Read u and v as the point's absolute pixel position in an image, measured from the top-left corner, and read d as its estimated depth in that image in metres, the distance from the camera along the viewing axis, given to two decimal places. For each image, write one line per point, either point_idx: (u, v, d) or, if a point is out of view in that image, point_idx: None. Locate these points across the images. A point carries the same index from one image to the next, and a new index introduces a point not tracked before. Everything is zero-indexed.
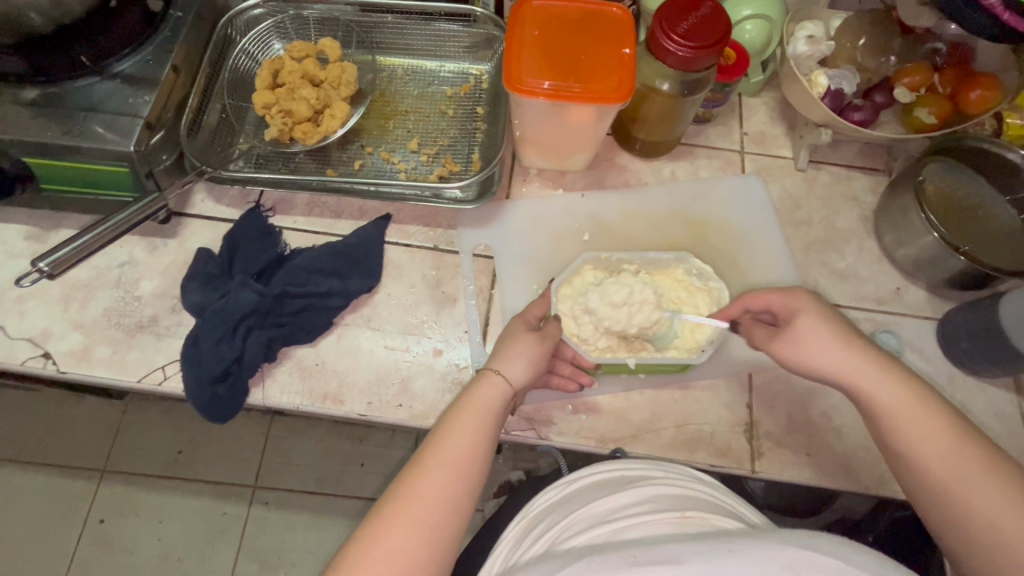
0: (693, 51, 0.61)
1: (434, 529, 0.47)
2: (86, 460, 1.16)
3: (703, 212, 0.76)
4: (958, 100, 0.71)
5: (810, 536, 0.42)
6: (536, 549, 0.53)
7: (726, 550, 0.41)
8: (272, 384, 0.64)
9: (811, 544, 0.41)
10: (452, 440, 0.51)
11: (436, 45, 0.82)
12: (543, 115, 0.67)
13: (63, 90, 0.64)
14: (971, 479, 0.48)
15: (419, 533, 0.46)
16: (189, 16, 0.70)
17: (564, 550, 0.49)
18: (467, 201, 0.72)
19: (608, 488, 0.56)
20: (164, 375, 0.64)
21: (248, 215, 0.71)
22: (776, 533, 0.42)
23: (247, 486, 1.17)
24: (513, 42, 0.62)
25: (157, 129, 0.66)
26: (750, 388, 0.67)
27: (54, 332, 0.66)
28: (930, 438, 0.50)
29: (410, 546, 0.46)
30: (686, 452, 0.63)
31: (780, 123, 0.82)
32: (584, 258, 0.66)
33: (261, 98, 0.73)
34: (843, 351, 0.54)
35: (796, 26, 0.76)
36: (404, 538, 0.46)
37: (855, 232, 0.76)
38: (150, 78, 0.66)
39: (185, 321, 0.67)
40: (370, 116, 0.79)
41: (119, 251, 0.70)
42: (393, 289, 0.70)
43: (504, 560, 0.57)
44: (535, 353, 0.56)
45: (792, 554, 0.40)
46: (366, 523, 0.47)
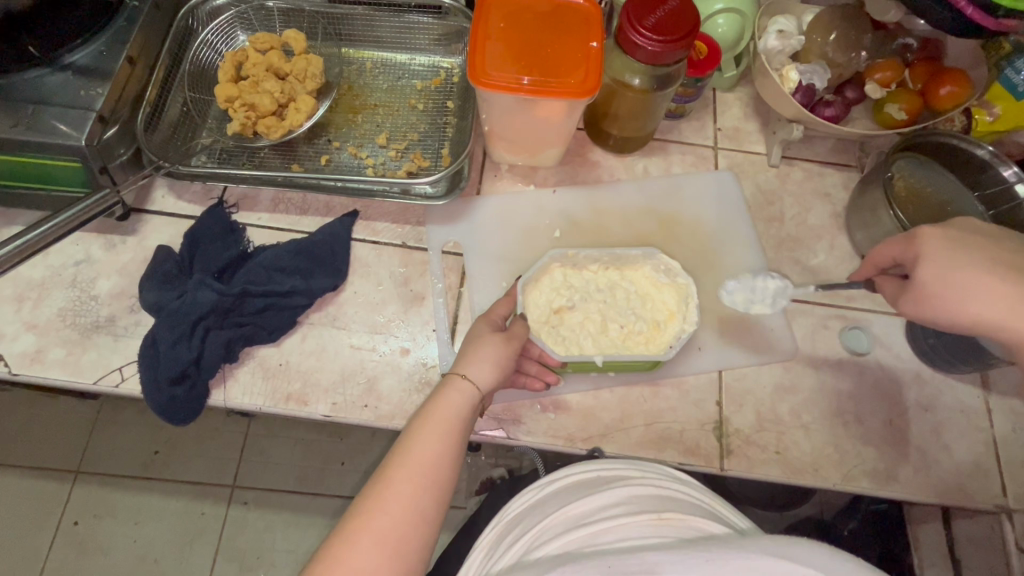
0: (660, 45, 0.59)
1: (402, 546, 0.45)
2: (59, 462, 1.14)
3: (675, 208, 0.75)
4: (928, 97, 0.71)
5: (785, 542, 0.41)
6: (513, 556, 0.51)
7: (708, 558, 0.40)
8: (233, 385, 0.63)
9: (790, 553, 0.40)
10: (419, 451, 0.49)
11: (407, 37, 0.81)
12: (511, 111, 0.66)
13: (11, 81, 0.62)
14: None
15: (385, 550, 0.45)
16: (146, 5, 0.68)
17: (543, 554, 0.48)
18: (437, 197, 0.71)
19: (583, 490, 0.54)
20: (122, 377, 0.63)
21: (209, 212, 0.69)
22: (756, 541, 0.41)
23: (223, 486, 1.15)
24: (478, 34, 0.60)
25: (112, 123, 0.64)
26: (720, 385, 0.67)
27: (7, 333, 0.64)
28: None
29: (376, 566, 0.44)
30: (655, 450, 0.63)
31: (754, 118, 0.81)
32: (551, 255, 0.65)
33: (224, 90, 0.71)
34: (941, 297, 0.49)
35: (769, 20, 0.75)
36: (371, 555, 0.44)
37: (827, 228, 0.76)
38: (103, 70, 0.64)
39: (144, 321, 0.65)
40: (338, 110, 0.77)
41: (76, 248, 0.68)
42: (360, 287, 0.68)
43: (480, 565, 0.55)
44: (500, 354, 0.55)
45: (773, 563, 0.39)
46: (332, 540, 0.45)
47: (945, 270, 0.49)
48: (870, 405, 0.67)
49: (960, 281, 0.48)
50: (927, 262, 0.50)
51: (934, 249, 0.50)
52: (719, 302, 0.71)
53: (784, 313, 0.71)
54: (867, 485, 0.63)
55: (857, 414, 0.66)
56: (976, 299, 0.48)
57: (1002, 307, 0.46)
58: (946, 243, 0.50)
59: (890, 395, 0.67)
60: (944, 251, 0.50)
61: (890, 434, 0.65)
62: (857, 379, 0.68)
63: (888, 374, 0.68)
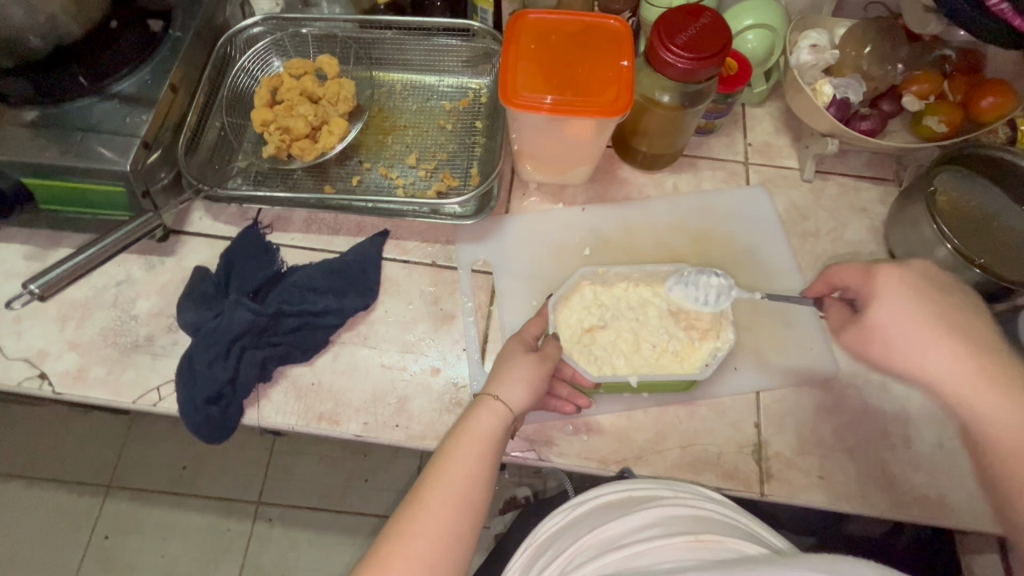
0: (693, 62, 0.59)
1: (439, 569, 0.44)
2: (90, 475, 1.16)
3: (707, 225, 0.74)
4: (969, 108, 0.69)
5: (833, 558, 0.39)
6: None
7: None
8: (267, 404, 0.63)
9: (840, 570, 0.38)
10: (453, 471, 0.48)
11: (436, 59, 0.82)
12: (541, 130, 0.66)
13: (63, 111, 0.64)
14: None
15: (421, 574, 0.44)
16: (189, 36, 0.70)
17: None
18: (467, 217, 0.71)
19: (616, 510, 0.53)
20: (159, 396, 0.64)
21: (245, 233, 0.71)
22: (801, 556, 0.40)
23: (249, 502, 1.15)
24: (510, 56, 0.61)
25: (155, 148, 0.66)
26: (758, 408, 0.65)
27: (51, 352, 0.65)
28: (933, 362, 0.47)
29: None
30: (692, 473, 0.61)
31: (785, 133, 0.80)
32: (581, 273, 0.64)
33: (260, 115, 0.72)
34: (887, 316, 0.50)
35: (800, 35, 0.74)
36: None
37: (865, 244, 0.74)
38: (147, 98, 0.66)
39: (181, 341, 0.66)
40: (369, 132, 0.78)
41: (117, 269, 0.70)
42: (390, 306, 0.69)
43: None
44: (532, 375, 0.53)
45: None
46: (366, 563, 0.44)
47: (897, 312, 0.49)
48: (918, 427, 0.64)
49: (915, 331, 0.48)
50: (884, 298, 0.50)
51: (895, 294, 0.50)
52: (755, 321, 0.69)
53: (823, 331, 0.68)
54: (917, 513, 0.60)
55: (904, 438, 0.64)
56: (924, 354, 0.48)
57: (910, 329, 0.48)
58: (906, 288, 0.50)
59: (939, 417, 0.64)
60: (906, 309, 0.49)
61: (940, 459, 0.63)
62: (903, 401, 0.65)
63: (935, 396, 0.65)
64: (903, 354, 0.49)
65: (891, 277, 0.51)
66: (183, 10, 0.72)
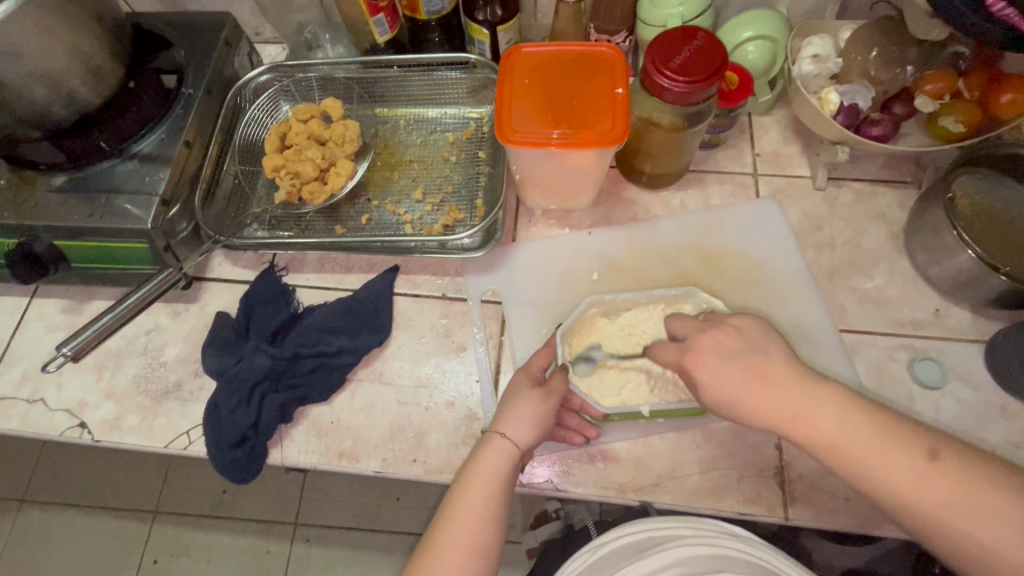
0: (690, 85, 0.58)
1: None
2: (138, 503, 1.22)
3: (717, 241, 0.73)
4: (987, 105, 0.67)
5: None
6: None
7: None
8: (290, 444, 0.65)
9: None
10: (465, 518, 0.51)
11: (438, 93, 0.83)
12: (542, 162, 0.66)
13: (88, 174, 0.68)
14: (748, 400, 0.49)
15: None
16: (199, 92, 0.74)
17: None
18: (474, 249, 0.72)
19: (634, 554, 0.62)
20: (189, 440, 0.66)
21: (263, 276, 0.74)
22: None
23: (288, 524, 1.20)
24: (504, 92, 0.63)
25: (174, 203, 0.69)
26: (779, 428, 0.63)
27: (89, 402, 0.69)
28: (714, 379, 0.51)
29: None
30: (712, 500, 0.60)
31: (794, 141, 0.78)
32: (586, 302, 0.65)
33: (271, 161, 0.75)
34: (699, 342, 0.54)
35: (803, 41, 0.73)
36: None
37: (885, 251, 0.71)
38: (165, 155, 0.69)
39: (208, 386, 0.69)
40: (376, 169, 0.80)
41: (146, 318, 0.73)
42: (404, 341, 0.70)
43: None
44: (538, 413, 0.55)
45: None
46: None
47: (727, 374, 0.50)
48: None
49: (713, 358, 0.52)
50: (703, 344, 0.53)
51: (713, 357, 0.52)
52: None
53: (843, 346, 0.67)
54: None
55: None
56: (754, 397, 0.49)
57: (700, 369, 0.52)
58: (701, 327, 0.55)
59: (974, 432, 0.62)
60: (709, 342, 0.53)
61: None
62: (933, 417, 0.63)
63: (967, 409, 0.63)
64: (711, 379, 0.51)
65: (711, 337, 0.53)
66: (194, 67, 0.75)
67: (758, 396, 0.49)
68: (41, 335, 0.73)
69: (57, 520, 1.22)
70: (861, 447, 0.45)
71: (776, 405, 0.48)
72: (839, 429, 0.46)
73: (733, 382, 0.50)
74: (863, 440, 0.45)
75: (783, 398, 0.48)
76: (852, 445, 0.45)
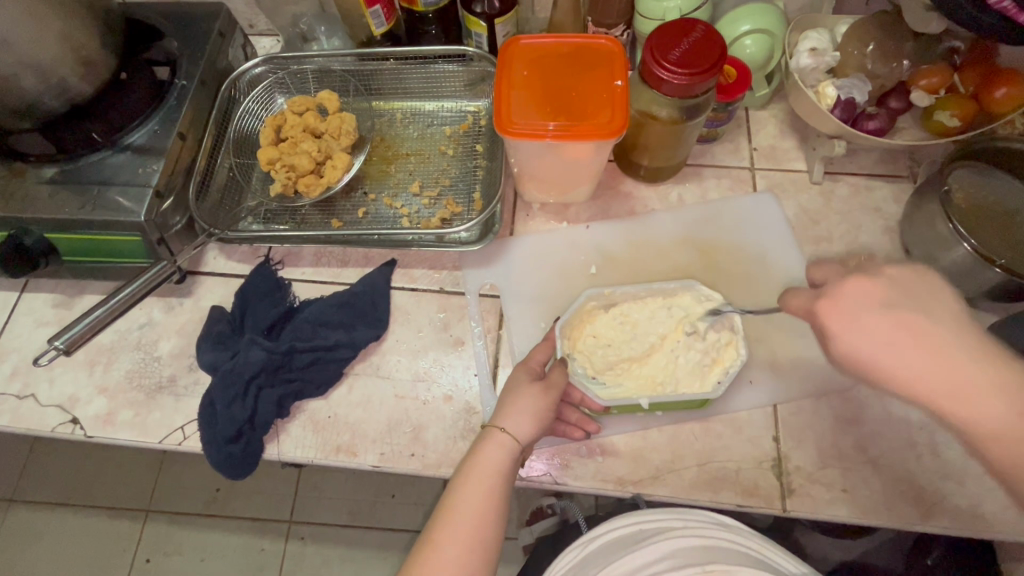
0: (688, 78, 0.58)
1: None
2: (130, 501, 1.20)
3: (714, 235, 0.73)
4: (982, 101, 0.67)
5: None
6: None
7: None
8: (286, 439, 0.64)
9: None
10: (463, 512, 0.51)
11: (435, 86, 0.83)
12: (540, 155, 0.66)
13: (80, 165, 0.68)
14: (887, 358, 0.44)
15: None
16: (193, 83, 0.73)
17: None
18: (472, 242, 0.72)
19: (624, 548, 0.62)
20: (184, 436, 0.66)
21: (258, 270, 0.73)
22: None
23: (283, 521, 1.19)
24: (502, 83, 0.62)
25: (167, 195, 0.68)
26: (776, 421, 0.63)
27: (81, 397, 0.68)
28: (855, 336, 0.44)
29: None
30: (710, 492, 0.60)
31: (791, 135, 0.79)
32: (586, 295, 0.65)
33: (266, 154, 0.74)
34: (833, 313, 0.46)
35: (799, 36, 0.73)
36: None
37: (880, 245, 0.72)
38: (158, 147, 0.69)
39: (202, 380, 0.68)
40: (372, 162, 0.79)
41: (139, 313, 0.72)
42: (401, 335, 0.70)
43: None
44: (539, 406, 0.55)
45: None
46: None
47: (867, 332, 0.44)
48: (945, 435, 0.62)
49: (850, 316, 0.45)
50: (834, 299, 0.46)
51: (853, 314, 0.45)
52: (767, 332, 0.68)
53: None
54: (948, 524, 0.58)
55: (931, 446, 0.62)
56: (892, 359, 0.43)
57: (837, 320, 0.46)
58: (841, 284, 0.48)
59: None
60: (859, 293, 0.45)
61: (971, 466, 0.60)
62: None
63: None
64: (845, 337, 0.45)
65: (857, 288, 0.46)
66: (187, 58, 0.75)
67: (896, 360, 0.43)
68: (31, 330, 0.72)
69: (48, 520, 1.20)
70: (998, 425, 0.41)
71: (919, 365, 0.43)
72: (981, 403, 0.42)
73: (879, 340, 0.44)
74: (1002, 417, 0.41)
75: (928, 360, 0.43)
76: (997, 427, 0.41)
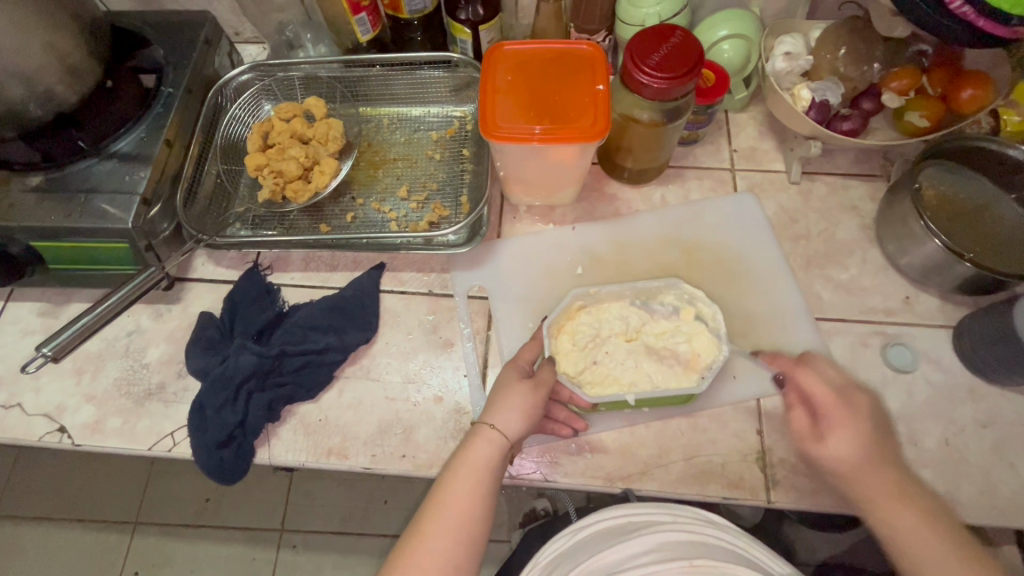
0: (667, 81, 0.60)
1: None
2: (119, 514, 1.19)
3: (697, 235, 0.75)
4: (950, 101, 0.69)
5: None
6: None
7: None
8: (277, 443, 0.65)
9: None
10: (450, 505, 0.52)
11: (421, 92, 0.84)
12: (526, 158, 0.67)
13: (65, 173, 0.67)
14: (848, 462, 0.56)
15: None
16: (180, 91, 0.73)
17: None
18: (460, 245, 0.72)
19: (612, 538, 0.62)
20: (174, 442, 0.65)
21: (247, 275, 0.73)
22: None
23: (274, 530, 1.18)
24: (487, 88, 0.64)
25: (155, 202, 0.68)
26: (760, 415, 0.65)
27: (69, 406, 0.67)
28: (835, 439, 0.57)
29: None
30: (697, 486, 0.61)
31: (770, 137, 0.81)
32: (573, 294, 0.66)
33: (253, 160, 0.74)
34: (831, 431, 0.57)
35: (775, 40, 0.75)
36: None
37: (857, 242, 0.74)
38: (145, 154, 0.69)
39: (192, 386, 0.68)
40: (360, 167, 0.80)
41: (127, 320, 0.72)
42: (391, 338, 0.70)
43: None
44: (529, 402, 0.56)
45: None
46: None
47: (844, 436, 0.56)
48: (922, 425, 0.64)
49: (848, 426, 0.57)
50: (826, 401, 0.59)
51: (840, 417, 0.57)
52: (750, 328, 0.70)
53: (820, 335, 0.69)
54: None
55: (908, 435, 0.63)
56: (855, 464, 0.56)
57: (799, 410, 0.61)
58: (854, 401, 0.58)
59: (943, 413, 0.64)
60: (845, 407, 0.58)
61: (947, 454, 0.62)
62: (906, 399, 0.65)
63: (937, 391, 0.65)
64: (825, 436, 0.57)
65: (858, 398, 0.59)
66: (174, 66, 0.75)
67: (844, 455, 0.56)
68: (17, 340, 0.71)
69: (34, 534, 1.18)
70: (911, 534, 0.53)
71: (872, 476, 0.55)
72: (906, 516, 0.53)
73: (857, 445, 0.56)
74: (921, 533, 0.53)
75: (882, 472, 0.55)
76: (913, 539, 0.53)
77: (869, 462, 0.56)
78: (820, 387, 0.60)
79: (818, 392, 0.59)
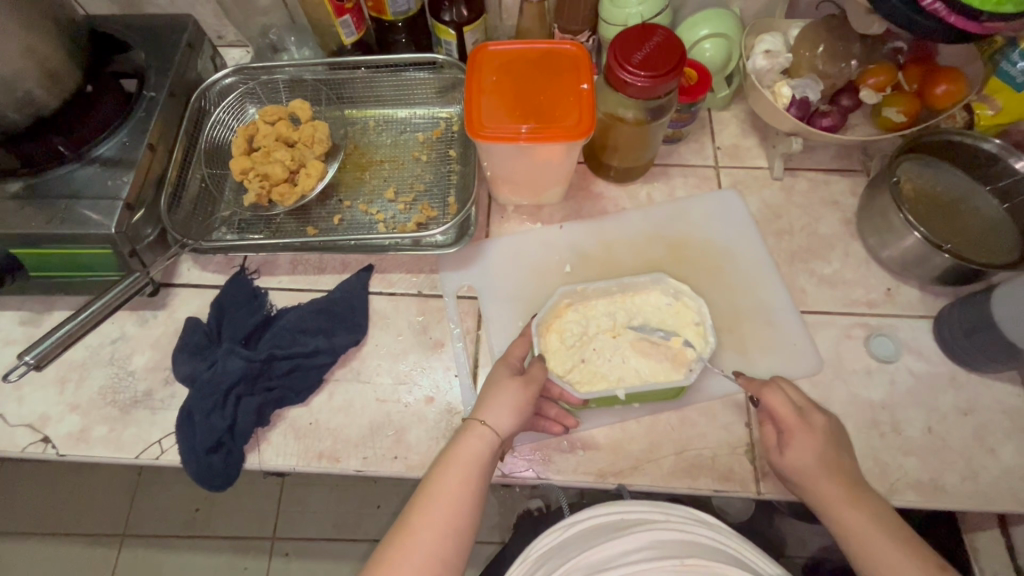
0: (651, 79, 0.60)
1: None
2: (105, 527, 1.17)
3: (683, 232, 0.76)
4: (925, 97, 0.71)
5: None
6: None
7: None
8: (267, 448, 0.64)
9: None
10: (439, 499, 0.52)
11: (407, 94, 0.84)
12: (513, 157, 0.68)
13: (45, 179, 0.66)
14: (809, 475, 0.56)
15: None
16: (162, 95, 0.72)
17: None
18: (448, 245, 0.73)
19: (602, 535, 0.62)
20: (161, 449, 0.65)
21: (233, 280, 0.73)
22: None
23: (265, 538, 1.17)
24: (473, 89, 0.64)
25: (138, 207, 0.67)
26: (748, 408, 0.66)
27: (52, 416, 0.66)
28: (798, 453, 0.56)
29: None
30: (688, 479, 0.62)
31: (752, 134, 0.82)
32: (560, 293, 0.66)
33: (237, 163, 0.73)
34: (790, 448, 0.56)
35: (755, 39, 0.76)
36: None
37: (839, 236, 0.75)
38: (127, 159, 0.68)
39: (179, 393, 0.68)
40: (346, 169, 0.80)
41: (111, 327, 0.71)
42: (380, 339, 0.70)
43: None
44: (520, 399, 0.56)
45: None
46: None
47: (803, 451, 0.56)
48: (906, 414, 0.65)
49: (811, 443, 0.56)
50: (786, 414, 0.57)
51: (801, 437, 0.56)
52: (736, 322, 0.71)
53: (805, 328, 0.70)
54: (913, 497, 0.61)
55: (893, 424, 0.64)
56: (818, 478, 0.55)
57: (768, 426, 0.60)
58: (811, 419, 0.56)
59: (926, 402, 0.65)
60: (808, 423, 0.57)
61: (930, 441, 0.63)
62: (889, 389, 0.66)
63: (920, 379, 0.67)
64: (791, 452, 0.56)
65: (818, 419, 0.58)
66: (156, 69, 0.74)
67: (806, 470, 0.56)
68: None
69: (17, 550, 1.16)
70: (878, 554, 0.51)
71: (830, 489, 0.54)
72: (869, 535, 0.52)
73: (813, 462, 0.55)
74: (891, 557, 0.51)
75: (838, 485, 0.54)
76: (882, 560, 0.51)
77: (831, 479, 0.55)
78: (788, 406, 0.58)
79: (784, 410, 0.58)
